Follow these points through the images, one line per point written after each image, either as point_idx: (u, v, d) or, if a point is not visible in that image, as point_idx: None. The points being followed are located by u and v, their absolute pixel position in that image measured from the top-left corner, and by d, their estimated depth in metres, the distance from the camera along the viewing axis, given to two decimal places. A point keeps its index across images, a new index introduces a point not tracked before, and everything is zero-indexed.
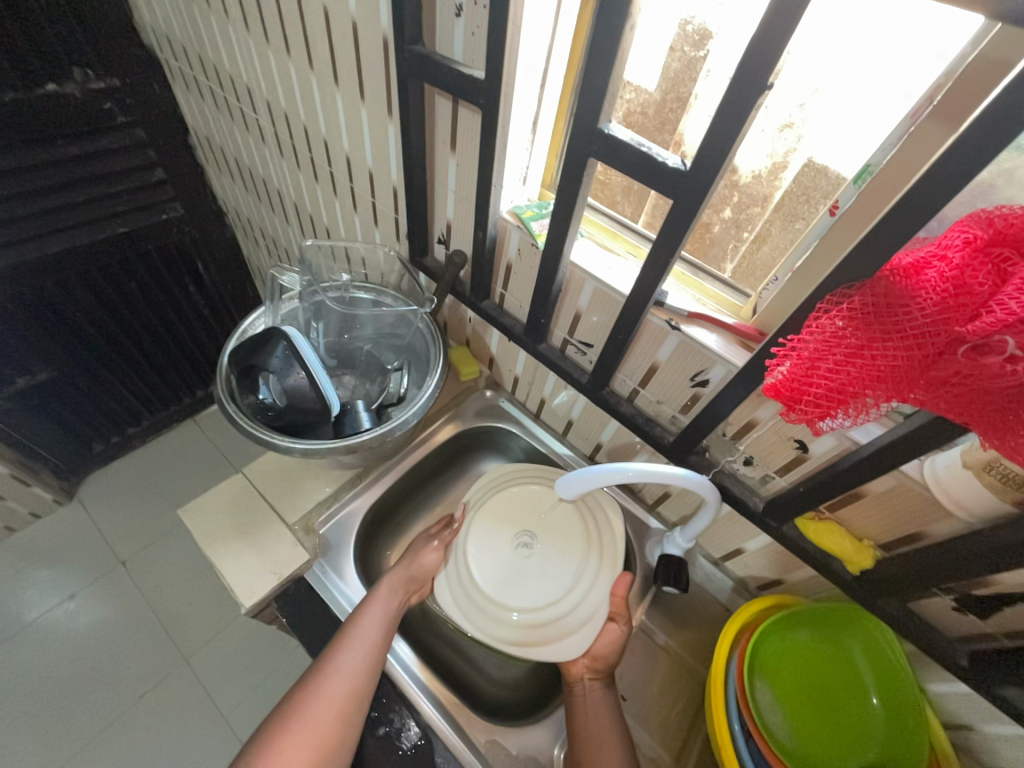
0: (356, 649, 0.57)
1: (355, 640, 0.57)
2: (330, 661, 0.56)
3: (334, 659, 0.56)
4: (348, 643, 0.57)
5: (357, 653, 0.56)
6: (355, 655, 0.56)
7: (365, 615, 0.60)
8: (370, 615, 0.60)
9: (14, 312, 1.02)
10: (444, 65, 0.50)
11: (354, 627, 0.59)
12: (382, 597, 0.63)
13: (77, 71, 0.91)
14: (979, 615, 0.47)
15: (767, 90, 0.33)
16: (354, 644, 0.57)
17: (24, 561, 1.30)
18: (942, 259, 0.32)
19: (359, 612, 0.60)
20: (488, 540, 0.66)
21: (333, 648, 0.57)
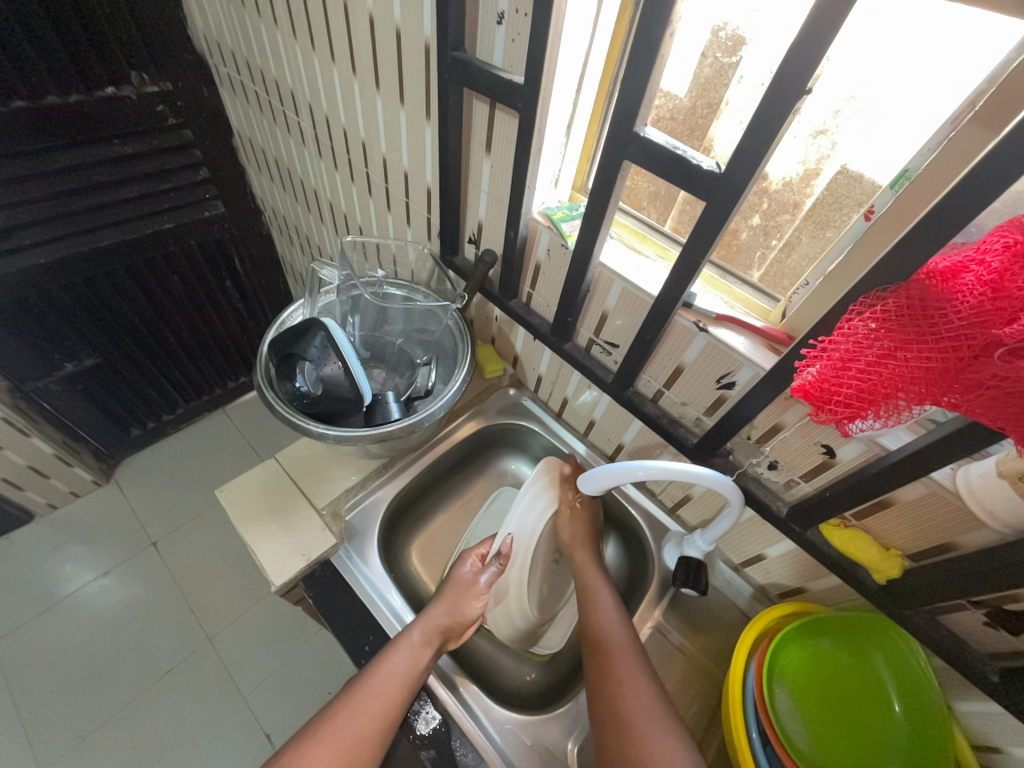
0: (362, 715, 0.54)
1: (365, 703, 0.54)
2: (341, 717, 0.54)
3: (341, 720, 0.53)
4: (359, 704, 0.54)
5: (369, 714, 0.54)
6: (364, 720, 0.53)
7: (380, 672, 0.56)
8: (384, 674, 0.56)
9: (67, 300, 1.09)
10: (484, 70, 0.52)
11: (366, 685, 0.55)
12: (410, 640, 0.60)
13: (134, 75, 0.97)
14: (1011, 631, 0.46)
15: (804, 95, 0.34)
16: (362, 709, 0.54)
17: (64, 536, 1.37)
18: (980, 263, 0.32)
19: (377, 665, 0.57)
20: (536, 576, 0.65)
21: (343, 705, 0.54)
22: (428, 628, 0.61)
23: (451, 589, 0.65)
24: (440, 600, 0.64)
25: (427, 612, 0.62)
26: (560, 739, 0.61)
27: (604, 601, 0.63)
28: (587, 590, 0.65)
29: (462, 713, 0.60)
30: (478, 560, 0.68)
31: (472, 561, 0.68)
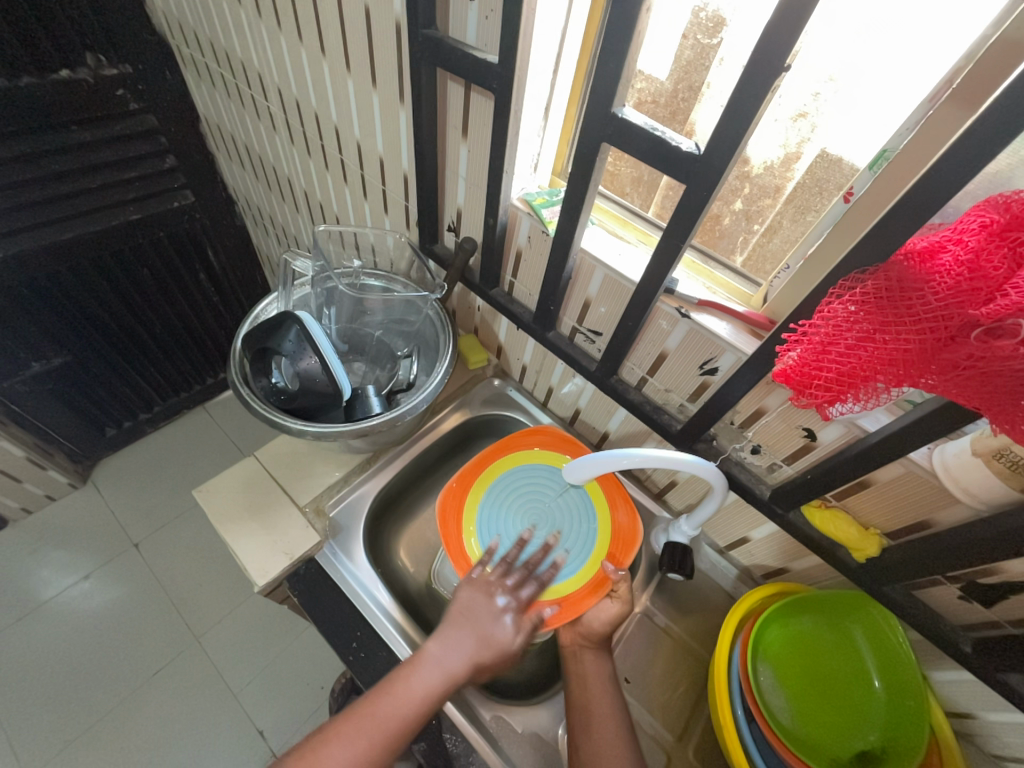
0: (360, 746, 0.50)
1: (375, 729, 0.51)
2: (347, 736, 0.51)
3: (339, 744, 0.50)
4: (367, 729, 0.51)
5: (365, 742, 0.51)
6: (367, 745, 0.51)
7: (401, 697, 0.53)
8: (405, 700, 0.53)
9: (29, 297, 1.04)
10: (458, 49, 0.50)
11: (377, 712, 0.52)
12: (444, 667, 0.56)
13: (90, 57, 0.91)
14: (984, 603, 0.47)
15: (782, 74, 0.33)
16: (361, 740, 0.51)
17: (40, 541, 1.33)
18: (957, 242, 0.32)
19: (398, 690, 0.53)
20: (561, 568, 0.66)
21: (346, 725, 0.51)
22: (462, 669, 0.56)
23: (486, 612, 0.60)
24: (473, 629, 0.59)
25: (462, 639, 0.58)
26: (550, 725, 0.62)
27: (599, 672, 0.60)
28: (589, 719, 0.56)
29: (452, 707, 0.60)
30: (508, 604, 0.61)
31: (501, 599, 0.62)
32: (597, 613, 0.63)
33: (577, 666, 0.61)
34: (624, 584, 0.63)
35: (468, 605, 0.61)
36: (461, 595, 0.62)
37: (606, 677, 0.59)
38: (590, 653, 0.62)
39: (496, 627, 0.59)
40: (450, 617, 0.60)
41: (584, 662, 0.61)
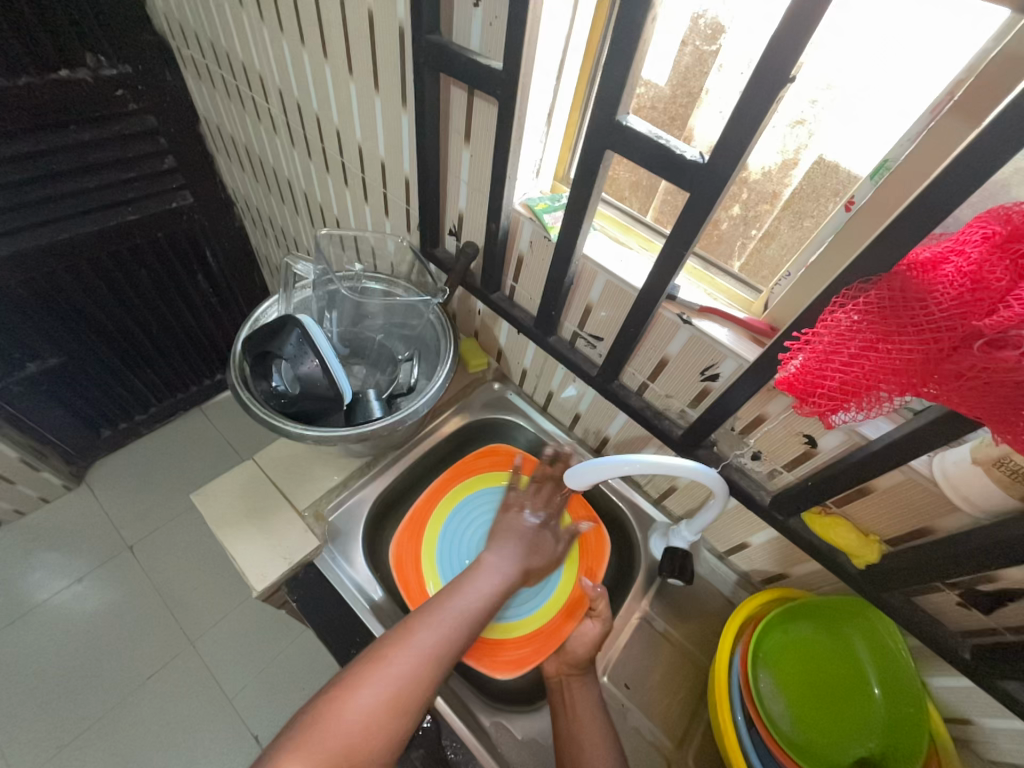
0: (440, 631, 0.55)
1: (450, 617, 0.57)
2: (425, 624, 0.55)
3: (419, 631, 0.54)
4: (443, 618, 0.56)
5: (441, 630, 0.55)
6: (443, 633, 0.55)
7: (467, 591, 0.60)
8: (471, 593, 0.60)
9: (25, 297, 1.03)
10: (461, 54, 0.50)
11: (449, 604, 0.58)
12: (501, 572, 0.63)
13: (90, 57, 0.91)
14: (983, 610, 0.48)
15: (788, 84, 0.34)
16: (440, 625, 0.55)
17: (33, 543, 1.32)
18: (959, 253, 0.32)
19: (464, 585, 0.60)
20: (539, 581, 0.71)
21: (424, 617, 0.56)
22: (517, 572, 0.64)
23: (526, 527, 0.69)
24: (518, 541, 0.67)
25: (512, 548, 0.66)
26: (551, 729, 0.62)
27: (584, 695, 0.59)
28: (576, 751, 0.54)
29: (453, 713, 0.59)
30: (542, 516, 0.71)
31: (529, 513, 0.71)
32: (579, 638, 0.62)
33: (562, 694, 0.60)
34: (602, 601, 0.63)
35: (508, 524, 0.69)
36: (499, 521, 0.70)
37: (593, 701, 0.58)
38: (577, 680, 0.60)
39: (536, 536, 0.69)
40: (495, 536, 0.68)
41: (569, 690, 0.59)
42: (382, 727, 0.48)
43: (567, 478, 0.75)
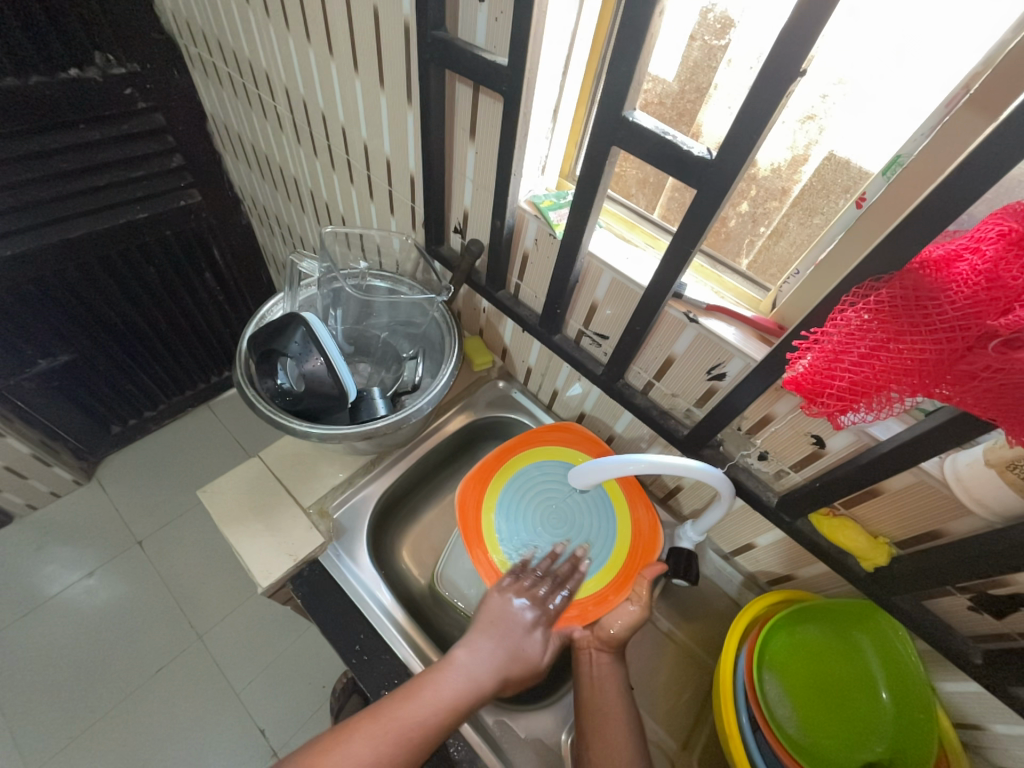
0: (380, 748, 0.47)
1: (397, 729, 0.48)
2: (365, 735, 0.47)
3: (356, 744, 0.47)
4: (389, 728, 0.48)
5: (382, 747, 0.47)
6: (385, 749, 0.47)
7: (428, 697, 0.51)
8: (432, 701, 0.51)
9: (36, 295, 1.04)
10: (467, 50, 0.49)
11: (400, 711, 0.49)
12: (471, 677, 0.53)
13: (99, 56, 0.91)
14: (995, 615, 0.47)
15: (798, 78, 0.33)
16: (382, 739, 0.47)
17: (45, 537, 1.34)
18: (974, 251, 0.31)
19: (424, 688, 0.52)
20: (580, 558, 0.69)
21: (367, 724, 0.48)
22: (489, 681, 0.54)
23: (516, 617, 0.60)
24: (505, 633, 0.58)
25: (490, 646, 0.56)
26: (554, 730, 0.62)
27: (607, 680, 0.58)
28: (599, 720, 0.55)
29: None
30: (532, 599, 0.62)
31: (525, 603, 0.61)
32: (616, 617, 0.61)
33: (589, 667, 0.59)
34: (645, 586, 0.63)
35: (496, 612, 0.60)
36: (489, 600, 0.62)
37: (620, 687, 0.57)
38: (606, 658, 0.59)
39: (528, 634, 0.59)
40: (479, 620, 0.59)
41: (597, 664, 0.59)
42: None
43: (573, 582, 0.65)
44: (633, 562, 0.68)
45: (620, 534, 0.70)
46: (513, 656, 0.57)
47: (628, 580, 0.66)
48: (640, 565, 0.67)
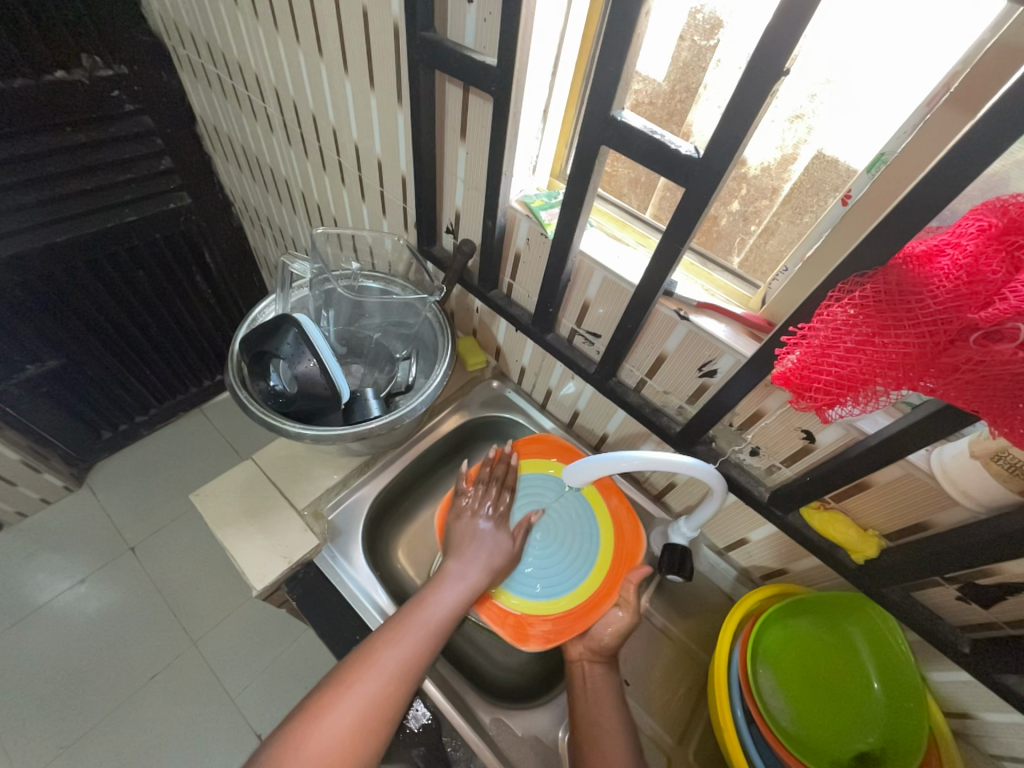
0: (408, 646, 0.54)
1: (418, 631, 0.55)
2: (390, 641, 0.54)
3: (386, 649, 0.53)
4: (410, 632, 0.55)
5: (407, 646, 0.54)
6: (411, 649, 0.54)
7: (435, 601, 0.59)
8: (439, 604, 0.59)
9: (24, 300, 1.03)
10: (456, 51, 0.50)
11: (415, 616, 0.57)
12: (465, 579, 0.61)
13: (86, 58, 0.91)
14: (982, 605, 0.48)
15: (783, 77, 0.33)
16: (407, 639, 0.54)
17: (35, 545, 1.32)
18: (955, 246, 0.32)
19: (429, 597, 0.59)
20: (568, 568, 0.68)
21: (389, 634, 0.54)
22: (483, 578, 0.62)
23: (475, 527, 0.67)
24: (478, 545, 0.65)
25: (472, 555, 0.64)
26: (550, 728, 0.62)
27: (597, 684, 0.59)
28: (594, 725, 0.55)
29: (452, 710, 0.59)
30: (481, 505, 0.69)
31: (486, 516, 0.68)
32: (605, 625, 0.62)
33: (583, 680, 0.60)
34: (631, 590, 0.64)
35: (465, 531, 0.66)
36: (454, 527, 0.67)
37: (613, 690, 0.58)
38: (600, 668, 0.61)
39: (497, 536, 0.66)
40: (454, 545, 0.65)
41: (591, 675, 0.60)
42: (354, 756, 0.47)
43: (511, 476, 0.72)
44: (618, 568, 0.68)
45: (604, 541, 0.70)
46: (490, 551, 0.65)
47: (614, 587, 0.66)
48: (625, 571, 0.67)
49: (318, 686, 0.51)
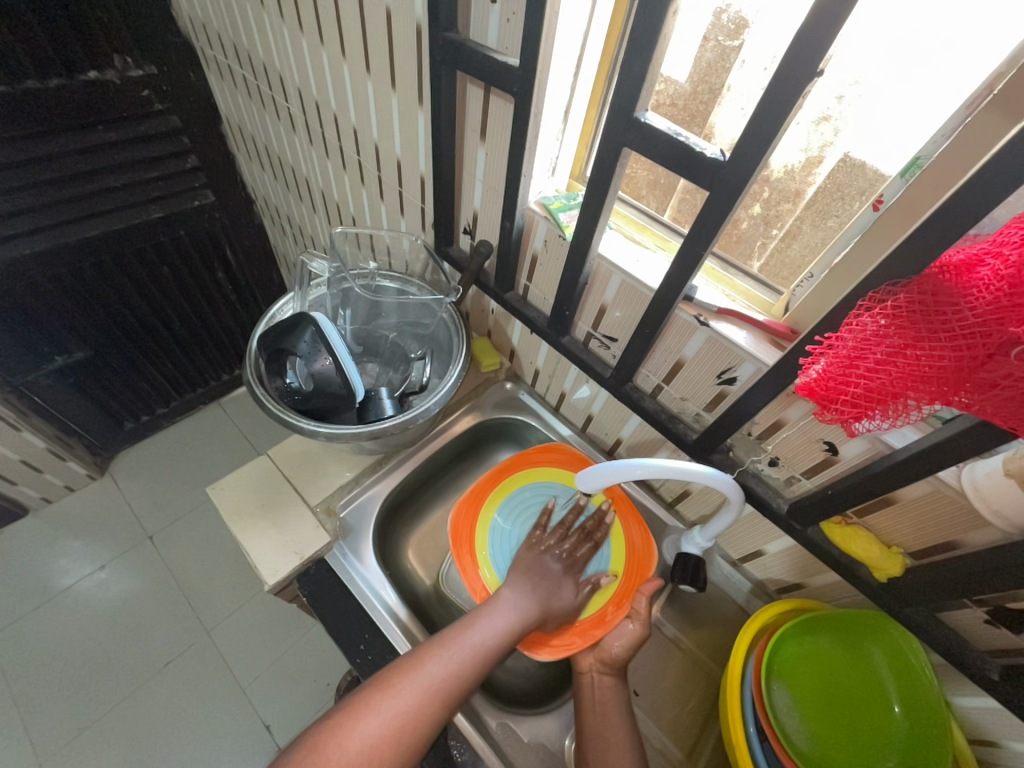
0: (452, 665, 0.54)
1: (465, 651, 0.56)
2: (436, 654, 0.55)
3: (431, 663, 0.54)
4: (457, 650, 0.55)
5: (452, 663, 0.54)
6: (456, 668, 0.54)
7: (485, 626, 0.58)
8: (490, 629, 0.58)
9: (54, 293, 1.06)
10: (478, 51, 0.49)
11: (464, 636, 0.57)
12: (519, 610, 0.61)
13: (118, 58, 0.93)
14: (1014, 630, 0.45)
15: (815, 78, 0.32)
16: (453, 658, 0.55)
17: (59, 530, 1.36)
18: (996, 255, 0.30)
19: (480, 619, 0.59)
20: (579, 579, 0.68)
21: (437, 649, 0.55)
22: (536, 610, 0.61)
23: (545, 563, 0.66)
24: (540, 577, 0.65)
25: (531, 586, 0.63)
26: (556, 735, 0.62)
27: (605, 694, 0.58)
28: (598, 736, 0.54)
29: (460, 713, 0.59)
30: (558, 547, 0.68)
31: (556, 555, 0.68)
32: (616, 636, 0.61)
33: (591, 690, 0.58)
34: (643, 602, 0.63)
35: (533, 562, 0.66)
36: (522, 555, 0.67)
37: (620, 703, 0.57)
38: (609, 680, 0.59)
39: (562, 582, 0.65)
40: (518, 571, 0.65)
41: (599, 687, 0.58)
42: (383, 761, 0.48)
43: (599, 532, 0.71)
44: (630, 578, 0.68)
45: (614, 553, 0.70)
46: (551, 595, 0.64)
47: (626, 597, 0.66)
48: (637, 582, 0.67)
49: (368, 681, 0.53)
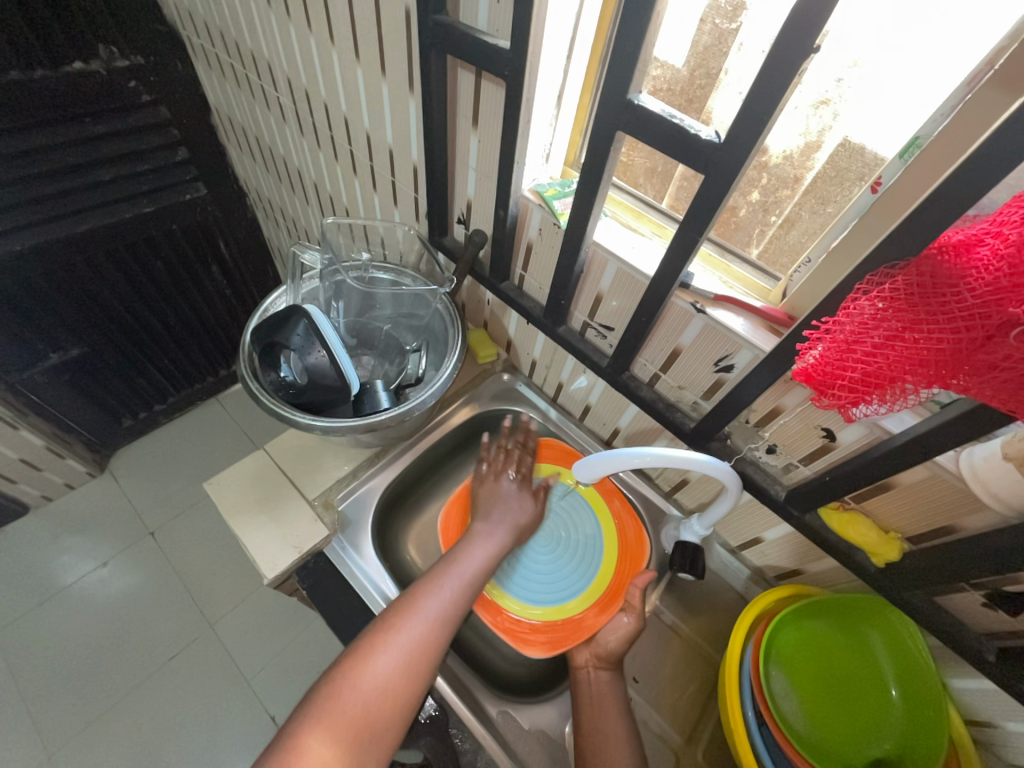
0: (447, 593, 0.56)
1: (456, 580, 0.58)
2: (430, 590, 0.56)
3: (427, 595, 0.55)
4: (448, 581, 0.57)
5: (447, 595, 0.56)
6: (451, 598, 0.56)
7: (469, 554, 0.61)
8: (473, 557, 0.61)
9: (46, 290, 1.05)
10: (468, 35, 0.48)
11: (452, 567, 0.59)
12: (494, 537, 0.63)
13: (103, 48, 0.91)
14: (1010, 613, 0.45)
15: (813, 55, 0.31)
16: (447, 588, 0.57)
17: (60, 528, 1.36)
18: (996, 235, 0.30)
19: (463, 549, 0.61)
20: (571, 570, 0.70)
21: (428, 585, 0.56)
22: (510, 537, 0.64)
23: (501, 489, 0.69)
24: (503, 505, 0.67)
25: (499, 517, 0.66)
26: (557, 722, 0.62)
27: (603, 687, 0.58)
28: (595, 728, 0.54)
29: (459, 702, 0.60)
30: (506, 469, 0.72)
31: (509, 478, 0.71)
32: (610, 631, 0.62)
33: (589, 685, 0.59)
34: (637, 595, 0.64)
35: (490, 493, 0.69)
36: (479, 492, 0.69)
37: (618, 695, 0.57)
38: (605, 674, 0.60)
39: (522, 501, 0.69)
40: (481, 508, 0.67)
41: (596, 681, 0.59)
42: (400, 696, 0.49)
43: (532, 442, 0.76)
44: (622, 571, 0.70)
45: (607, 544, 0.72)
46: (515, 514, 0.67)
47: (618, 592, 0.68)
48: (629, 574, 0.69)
49: (367, 628, 0.53)
